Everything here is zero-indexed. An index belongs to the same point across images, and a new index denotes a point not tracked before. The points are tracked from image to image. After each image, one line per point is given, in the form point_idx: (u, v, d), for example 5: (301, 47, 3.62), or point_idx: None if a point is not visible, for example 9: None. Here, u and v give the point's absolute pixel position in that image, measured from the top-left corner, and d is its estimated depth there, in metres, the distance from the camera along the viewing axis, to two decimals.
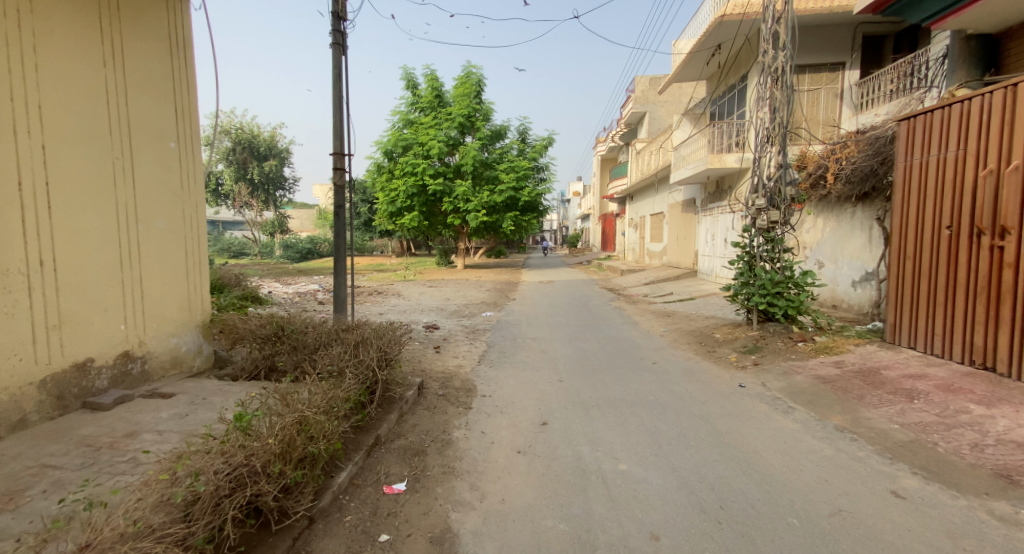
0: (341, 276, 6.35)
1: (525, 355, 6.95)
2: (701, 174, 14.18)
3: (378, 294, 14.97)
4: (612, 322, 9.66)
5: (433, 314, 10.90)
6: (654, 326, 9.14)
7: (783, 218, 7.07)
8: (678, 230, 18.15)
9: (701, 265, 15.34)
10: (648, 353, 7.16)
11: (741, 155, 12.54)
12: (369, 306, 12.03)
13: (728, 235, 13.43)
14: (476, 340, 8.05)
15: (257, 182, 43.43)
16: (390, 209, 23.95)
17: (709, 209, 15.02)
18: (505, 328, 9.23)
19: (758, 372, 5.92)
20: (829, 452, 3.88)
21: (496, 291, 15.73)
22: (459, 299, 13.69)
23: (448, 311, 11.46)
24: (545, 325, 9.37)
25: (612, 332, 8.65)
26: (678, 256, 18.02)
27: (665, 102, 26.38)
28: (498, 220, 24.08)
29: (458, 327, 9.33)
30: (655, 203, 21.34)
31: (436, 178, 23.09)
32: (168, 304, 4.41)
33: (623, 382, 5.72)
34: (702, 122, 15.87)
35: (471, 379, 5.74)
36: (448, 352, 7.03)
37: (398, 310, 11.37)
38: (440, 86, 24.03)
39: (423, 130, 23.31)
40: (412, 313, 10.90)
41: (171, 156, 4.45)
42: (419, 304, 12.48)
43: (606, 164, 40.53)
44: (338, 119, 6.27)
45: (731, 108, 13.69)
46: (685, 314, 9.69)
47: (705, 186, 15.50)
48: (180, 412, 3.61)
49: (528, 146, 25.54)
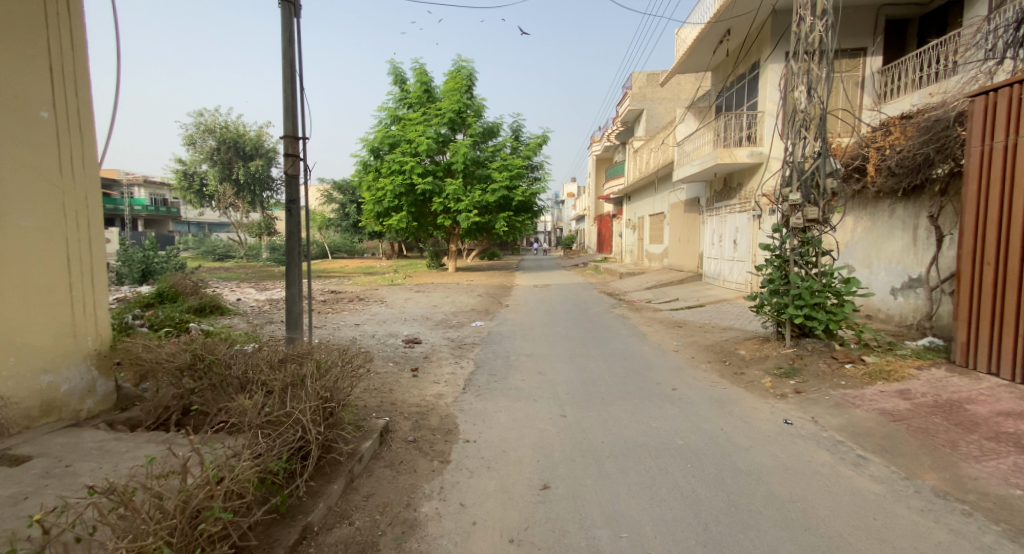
0: (294, 287, 5.26)
1: (519, 380, 5.82)
2: (708, 170, 13.14)
3: (360, 301, 13.82)
4: (618, 335, 8.55)
5: (417, 324, 9.77)
6: (666, 339, 8.05)
7: (822, 215, 5.96)
8: (680, 231, 17.08)
9: (707, 269, 14.31)
10: (664, 376, 6.06)
11: (752, 149, 11.49)
12: (346, 315, 10.86)
13: (739, 235, 12.40)
14: (462, 358, 6.93)
15: (242, 183, 42.15)
16: (377, 210, 22.79)
17: (716, 208, 13.98)
18: (496, 342, 8.10)
19: (804, 404, 4.83)
20: (941, 535, 2.79)
21: (488, 297, 14.61)
22: (447, 307, 12.56)
23: (434, 321, 10.31)
24: (541, 339, 8.24)
25: (619, 348, 7.53)
26: (681, 259, 16.95)
27: (663, 98, 25.36)
28: (490, 221, 23.01)
29: (443, 341, 8.18)
30: (654, 203, 20.33)
31: (425, 176, 21.96)
32: (35, 328, 3.32)
33: (640, 418, 4.61)
34: (707, 115, 14.87)
35: (452, 417, 4.61)
36: (428, 376, 5.90)
37: (378, 320, 10.21)
38: (429, 81, 22.94)
39: (411, 127, 22.18)
40: (392, 324, 9.75)
41: (41, 130, 3.37)
42: (402, 313, 11.33)
43: (603, 164, 39.58)
44: (291, 94, 5.13)
45: (740, 99, 12.67)
46: (698, 326, 8.60)
47: (710, 184, 14.43)
48: (15, 495, 2.50)
49: (522, 144, 24.48)
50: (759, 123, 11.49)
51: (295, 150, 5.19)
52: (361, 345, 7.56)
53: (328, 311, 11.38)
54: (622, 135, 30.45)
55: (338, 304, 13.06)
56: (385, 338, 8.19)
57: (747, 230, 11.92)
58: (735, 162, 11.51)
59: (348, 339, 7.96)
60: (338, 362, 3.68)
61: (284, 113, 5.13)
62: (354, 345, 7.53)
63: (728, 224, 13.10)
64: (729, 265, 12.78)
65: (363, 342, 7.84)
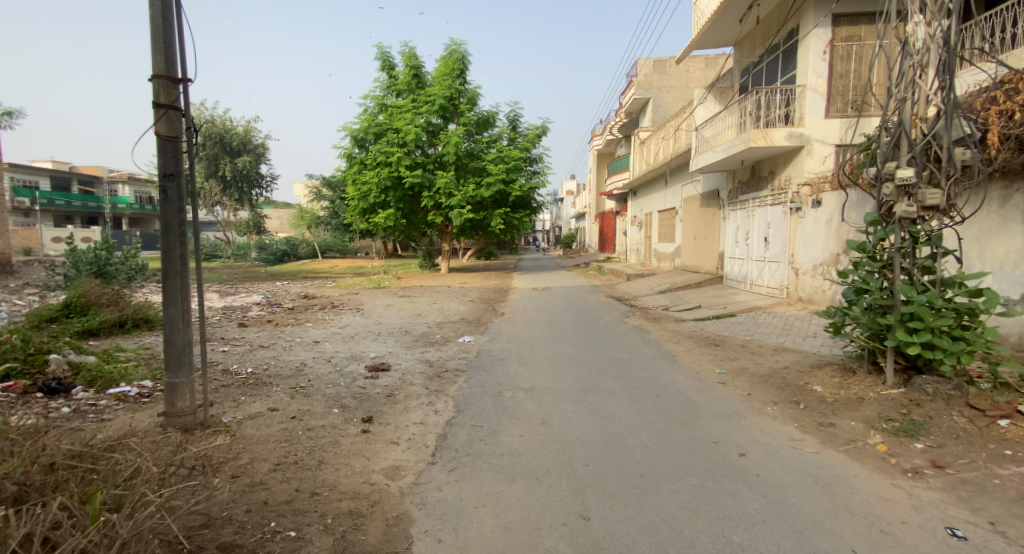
0: (174, 307, 3.51)
1: (515, 440, 4.04)
2: (734, 157, 11.35)
3: (333, 308, 12.07)
4: (640, 357, 6.78)
5: (391, 342, 8.00)
6: (703, 364, 6.29)
7: (947, 201, 4.16)
8: (695, 228, 15.33)
9: (730, 270, 12.58)
10: (720, 428, 4.29)
11: (790, 130, 9.50)
12: (309, 327, 9.10)
13: (770, 231, 10.67)
14: (438, 396, 5.15)
15: (229, 179, 40.55)
16: (362, 205, 20.95)
17: (740, 202, 12.21)
18: (486, 368, 6.32)
19: (960, 495, 3.09)
20: None
21: (481, 303, 12.85)
22: (433, 316, 10.81)
23: (414, 336, 8.53)
24: (542, 363, 6.46)
25: (645, 377, 5.79)
26: (695, 259, 15.22)
27: (671, 87, 23.61)
28: (486, 218, 21.26)
29: (419, 367, 6.39)
30: (664, 198, 18.59)
31: (414, 169, 20.14)
32: None
33: (709, 525, 2.84)
34: (729, 96, 13.12)
35: (404, 525, 2.84)
36: (384, 432, 4.12)
37: (346, 335, 8.44)
38: (420, 66, 21.15)
39: (399, 115, 20.31)
40: (363, 341, 7.99)
41: None
42: (377, 325, 9.58)
43: (603, 160, 37.82)
44: (162, 9, 3.35)
45: (771, 75, 10.89)
46: (742, 346, 6.83)
47: (733, 174, 12.60)
48: None
49: (519, 135, 22.70)
50: (800, 100, 9.59)
51: (171, 99, 3.40)
52: (308, 374, 5.78)
53: (291, 322, 9.63)
54: (624, 127, 28.72)
55: (307, 312, 11.30)
56: (345, 363, 6.42)
57: (783, 226, 10.17)
58: (772, 146, 9.58)
59: (295, 365, 6.18)
60: (129, 485, 1.88)
61: (151, 40, 3.35)
62: (299, 374, 5.75)
63: (756, 219, 11.37)
64: (759, 266, 11.06)
65: (314, 369, 6.05)
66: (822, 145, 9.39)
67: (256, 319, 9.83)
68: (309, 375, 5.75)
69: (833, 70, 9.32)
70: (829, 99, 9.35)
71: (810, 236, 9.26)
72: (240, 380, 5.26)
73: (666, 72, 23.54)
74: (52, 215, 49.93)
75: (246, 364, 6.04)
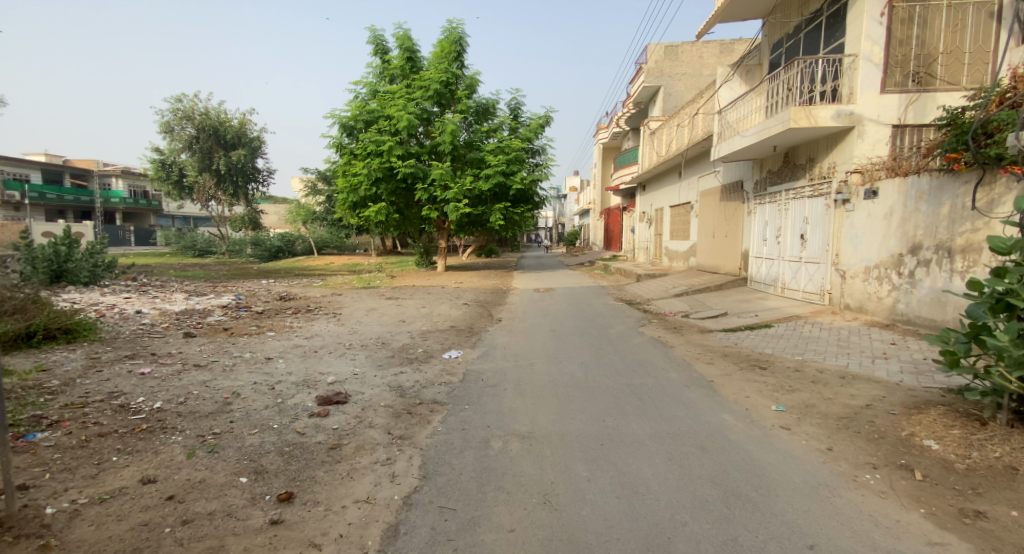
0: None
1: (501, 540, 2.63)
2: (765, 143, 9.91)
3: (308, 312, 10.71)
4: (667, 384, 5.34)
5: (361, 359, 6.61)
6: (752, 396, 4.87)
7: None
8: (714, 224, 13.89)
9: (757, 272, 11.12)
10: (811, 516, 2.86)
11: (839, 107, 8.03)
12: (269, 338, 7.72)
13: (807, 227, 9.23)
14: (400, 450, 3.74)
15: (223, 173, 39.31)
16: (351, 199, 19.57)
17: (770, 194, 10.75)
18: (472, 399, 4.92)
19: None
20: None
21: (476, 307, 11.47)
22: (419, 323, 9.41)
23: (390, 351, 7.12)
24: (543, 394, 5.04)
25: (679, 417, 4.37)
26: (713, 259, 13.80)
27: (683, 74, 22.15)
28: (484, 213, 19.85)
29: (386, 398, 4.98)
30: (677, 192, 17.15)
31: (407, 160, 18.75)
32: None
33: None
34: (756, 76, 11.67)
35: None
36: (303, 525, 2.72)
37: (308, 350, 7.04)
38: (414, 49, 19.76)
39: (391, 101, 18.91)
40: (327, 358, 6.59)
41: None
42: (351, 335, 8.18)
43: (609, 153, 36.39)
44: None
45: (810, 47, 9.45)
46: (796, 372, 5.40)
47: (761, 162, 11.16)
48: None
49: (521, 125, 21.24)
50: (851, 72, 8.17)
51: None
52: (234, 411, 4.36)
53: (250, 331, 8.24)
54: (632, 119, 27.28)
55: (276, 317, 9.92)
56: (291, 392, 5.01)
57: (825, 220, 8.72)
58: (816, 126, 8.14)
59: (222, 396, 4.77)
60: None
61: None
62: (221, 413, 4.31)
63: (789, 214, 9.92)
64: (794, 267, 9.60)
65: (244, 402, 4.63)
66: (876, 125, 7.96)
67: (209, 327, 8.44)
68: (235, 413, 4.33)
69: (891, 37, 7.91)
70: (885, 70, 7.91)
71: (860, 233, 7.82)
72: (129, 425, 3.79)
73: (678, 58, 22.12)
74: (43, 209, 48.97)
75: (156, 396, 4.61)
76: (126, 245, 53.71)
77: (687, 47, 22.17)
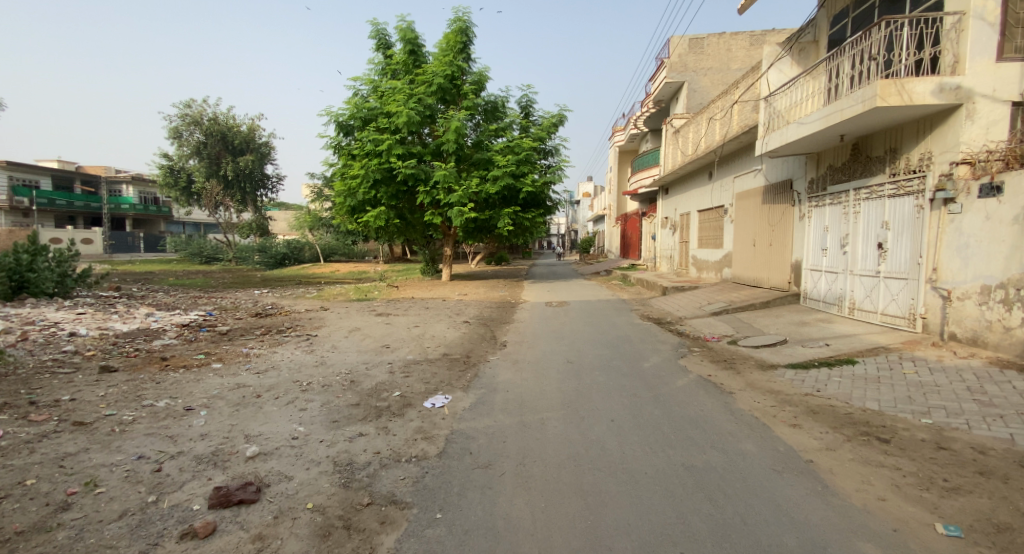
0: None
1: None
2: (829, 132, 8.12)
3: (280, 333, 9.04)
4: (745, 468, 3.56)
5: (313, 411, 4.90)
6: (890, 501, 3.09)
7: None
8: (754, 231, 12.06)
9: (815, 288, 9.30)
10: None
11: (941, 80, 6.26)
12: (209, 374, 6.07)
13: (888, 234, 7.41)
14: None
15: (231, 178, 38.27)
16: (349, 203, 18.07)
17: (831, 194, 8.94)
18: (455, 496, 3.22)
19: None
20: None
21: (479, 327, 9.76)
22: (406, 350, 7.68)
23: (356, 395, 5.40)
24: (560, 489, 3.30)
25: (788, 551, 2.60)
26: (754, 271, 11.97)
27: (709, 68, 20.43)
28: (492, 218, 18.21)
29: (321, 491, 3.29)
30: (707, 195, 15.36)
31: (408, 159, 17.21)
32: None
33: None
34: (811, 56, 9.89)
35: None
36: None
37: (248, 394, 5.33)
38: (417, 41, 18.32)
39: (391, 96, 17.44)
40: (267, 409, 4.88)
41: None
42: (315, 370, 6.46)
43: (626, 157, 34.66)
44: None
45: (891, 12, 7.67)
46: (940, 454, 3.61)
47: (820, 157, 9.35)
48: None
49: (533, 124, 19.63)
50: (955, 35, 6.40)
51: None
52: (58, 531, 2.69)
53: (190, 362, 6.55)
54: (652, 119, 25.58)
55: (237, 341, 8.22)
56: (179, 481, 3.32)
57: (915, 225, 6.91)
58: (910, 105, 6.37)
59: (63, 492, 3.09)
60: None
61: None
62: (30, 535, 2.64)
63: (860, 218, 8.09)
64: (869, 284, 7.77)
65: (91, 505, 2.96)
66: (990, 102, 6.16)
67: (142, 356, 6.76)
68: (55, 535, 2.65)
69: None
70: (1002, 32, 6.13)
71: (974, 241, 6.01)
72: None
73: (703, 52, 20.46)
74: (53, 215, 48.52)
75: None
76: (135, 251, 53.26)
77: (713, 40, 20.48)
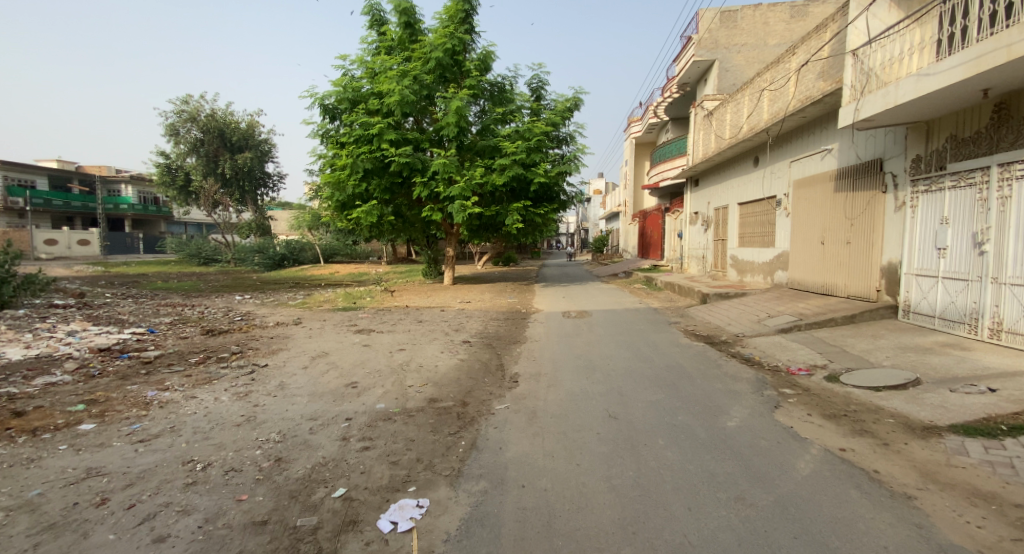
0: None
1: None
2: (970, 87, 5.85)
3: (222, 361, 6.83)
4: None
5: (176, 544, 2.72)
6: None
7: None
8: (823, 226, 9.75)
9: (929, 300, 7.04)
10: None
11: None
12: (57, 447, 3.88)
13: None
14: None
15: (229, 177, 36.30)
16: (338, 197, 15.95)
17: (954, 173, 6.68)
18: None
19: None
20: None
21: (484, 351, 7.55)
22: (378, 393, 5.47)
23: (270, 499, 3.20)
24: None
25: None
26: (823, 276, 9.66)
27: (743, 44, 18.12)
28: (498, 214, 16.05)
29: None
30: (753, 184, 13.04)
31: (402, 146, 15.06)
32: None
33: None
34: None
35: None
36: None
37: (84, 499, 3.14)
38: (414, 13, 16.13)
39: (383, 74, 15.24)
40: (91, 543, 2.70)
41: None
42: (230, 434, 4.25)
43: (643, 149, 32.40)
44: None
45: None
46: None
47: (935, 126, 7.06)
48: None
49: (545, 108, 17.39)
50: None
51: None
52: None
53: (48, 423, 4.36)
54: (676, 105, 23.23)
55: (154, 377, 6.02)
56: None
57: None
58: None
59: None
60: None
61: None
62: None
63: (1013, 203, 5.82)
64: None
65: None
66: None
67: None
68: None
69: None
70: None
71: None
72: None
73: (737, 26, 18.12)
74: (50, 215, 46.87)
75: None
76: (135, 253, 51.62)
77: (748, 12, 18.14)
